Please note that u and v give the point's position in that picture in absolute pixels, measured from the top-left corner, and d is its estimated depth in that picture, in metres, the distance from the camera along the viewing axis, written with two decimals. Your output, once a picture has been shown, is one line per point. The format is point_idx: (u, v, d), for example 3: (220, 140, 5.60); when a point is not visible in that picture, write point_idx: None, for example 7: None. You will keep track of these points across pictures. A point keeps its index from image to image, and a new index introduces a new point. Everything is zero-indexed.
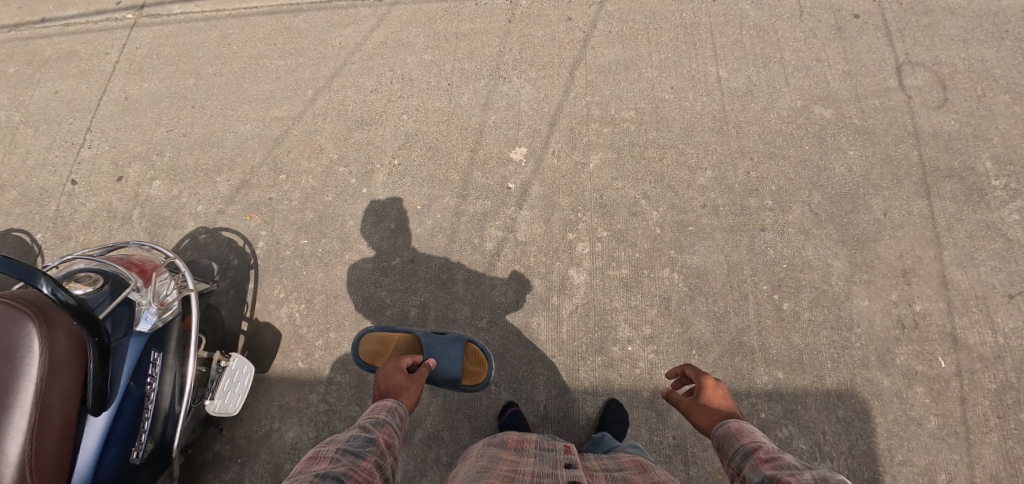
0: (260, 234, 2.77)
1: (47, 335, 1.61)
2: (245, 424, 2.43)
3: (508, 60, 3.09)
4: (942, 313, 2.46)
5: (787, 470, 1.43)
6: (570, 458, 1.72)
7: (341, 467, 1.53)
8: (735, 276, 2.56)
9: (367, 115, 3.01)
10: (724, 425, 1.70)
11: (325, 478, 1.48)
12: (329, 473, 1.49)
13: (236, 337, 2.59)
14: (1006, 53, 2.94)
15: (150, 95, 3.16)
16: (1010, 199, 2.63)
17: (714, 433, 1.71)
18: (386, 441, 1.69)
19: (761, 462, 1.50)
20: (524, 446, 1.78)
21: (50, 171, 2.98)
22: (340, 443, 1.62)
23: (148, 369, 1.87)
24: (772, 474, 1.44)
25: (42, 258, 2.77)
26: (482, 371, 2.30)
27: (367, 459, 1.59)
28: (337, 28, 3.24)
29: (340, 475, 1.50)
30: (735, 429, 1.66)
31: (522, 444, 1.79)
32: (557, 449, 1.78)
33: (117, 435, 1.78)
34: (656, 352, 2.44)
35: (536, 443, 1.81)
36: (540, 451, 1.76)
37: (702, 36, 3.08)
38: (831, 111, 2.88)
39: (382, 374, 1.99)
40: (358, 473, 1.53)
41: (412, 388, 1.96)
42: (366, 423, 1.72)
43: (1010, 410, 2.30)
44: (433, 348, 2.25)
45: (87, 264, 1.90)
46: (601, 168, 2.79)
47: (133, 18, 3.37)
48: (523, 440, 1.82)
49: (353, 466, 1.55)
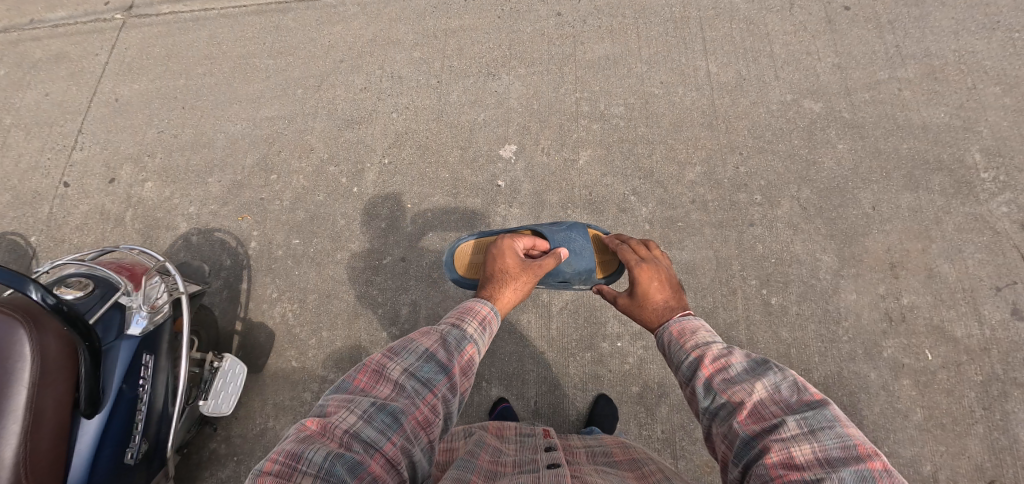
0: (252, 234, 2.79)
1: (38, 340, 1.61)
2: (240, 422, 2.46)
3: (497, 56, 3.09)
4: (929, 305, 2.48)
5: (737, 383, 1.49)
6: (548, 440, 1.78)
7: (403, 401, 1.52)
8: (724, 271, 2.57)
9: (357, 113, 3.01)
10: (665, 330, 1.76)
11: (382, 410, 1.48)
12: (388, 406, 1.49)
13: (229, 337, 2.61)
14: (997, 44, 2.93)
15: (141, 96, 3.17)
16: (999, 192, 2.64)
17: (657, 338, 1.77)
18: (461, 369, 1.66)
19: (710, 373, 1.55)
20: (504, 432, 1.85)
21: (42, 174, 2.99)
22: (406, 364, 1.59)
23: (140, 372, 1.88)
24: (724, 388, 1.50)
25: (35, 261, 2.79)
26: (611, 258, 2.38)
27: (434, 391, 1.57)
28: (326, 26, 3.25)
29: (398, 411, 1.49)
30: (677, 332, 1.71)
31: (502, 431, 1.86)
32: (537, 434, 1.85)
33: (111, 436, 1.79)
34: (645, 347, 2.46)
35: (516, 430, 1.88)
36: (520, 437, 1.83)
37: (691, 30, 3.08)
38: (820, 104, 2.87)
39: (495, 259, 2.10)
40: (420, 410, 1.53)
41: (518, 282, 2.03)
42: (447, 338, 1.69)
43: (996, 402, 2.32)
44: (561, 239, 2.30)
45: (78, 269, 1.91)
46: (591, 165, 2.80)
47: (122, 18, 3.38)
48: (503, 428, 1.89)
49: (415, 400, 1.54)
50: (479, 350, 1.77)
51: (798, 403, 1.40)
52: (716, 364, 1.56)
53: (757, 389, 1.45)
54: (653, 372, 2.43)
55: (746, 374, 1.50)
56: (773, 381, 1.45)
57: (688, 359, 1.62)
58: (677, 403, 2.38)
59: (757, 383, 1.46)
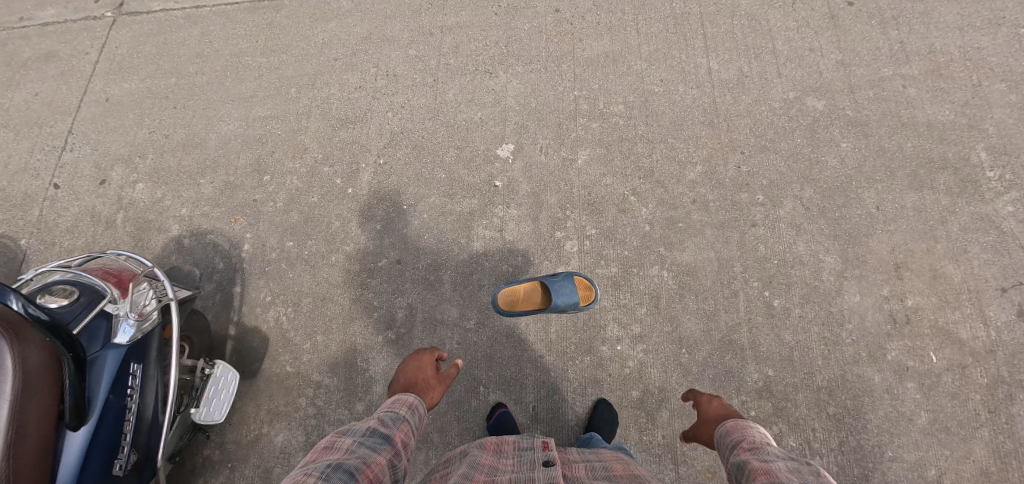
0: (245, 237, 2.74)
1: (19, 350, 1.55)
2: (234, 428, 2.42)
3: (495, 54, 3.04)
4: (934, 307, 2.44)
5: (762, 458, 1.52)
6: (547, 453, 1.72)
7: (355, 460, 1.50)
8: (726, 272, 2.53)
9: (352, 113, 2.96)
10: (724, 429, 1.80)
11: (337, 469, 1.45)
12: (342, 464, 1.46)
13: (222, 341, 2.56)
14: (1003, 40, 2.88)
15: (132, 96, 3.11)
16: (1005, 191, 2.59)
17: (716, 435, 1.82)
18: (403, 441, 1.67)
19: (743, 451, 1.59)
20: (503, 447, 1.79)
21: (32, 176, 2.94)
22: (354, 437, 1.58)
23: (127, 382, 1.83)
24: (749, 458, 1.54)
25: (24, 264, 2.74)
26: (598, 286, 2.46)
27: (381, 456, 1.56)
28: (320, 24, 3.19)
29: (353, 469, 1.46)
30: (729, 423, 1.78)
31: (501, 445, 1.80)
32: (536, 447, 1.77)
33: (98, 448, 1.74)
34: (645, 351, 2.42)
35: (515, 444, 1.81)
36: (518, 451, 1.76)
37: (692, 27, 3.02)
38: (823, 102, 2.82)
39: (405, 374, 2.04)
40: (372, 468, 1.50)
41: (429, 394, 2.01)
42: (383, 419, 1.71)
43: (1001, 405, 2.28)
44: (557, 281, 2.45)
45: (63, 276, 1.86)
46: (590, 164, 2.75)
47: (112, 16, 3.32)
48: (503, 441, 1.83)
49: (368, 459, 1.52)
50: (414, 434, 1.76)
51: (812, 479, 1.41)
52: (747, 446, 1.60)
53: (777, 462, 1.48)
54: (654, 376, 2.39)
55: (773, 454, 1.52)
56: (794, 461, 1.47)
57: (728, 439, 1.68)
58: (677, 408, 2.34)
59: (779, 460, 1.49)
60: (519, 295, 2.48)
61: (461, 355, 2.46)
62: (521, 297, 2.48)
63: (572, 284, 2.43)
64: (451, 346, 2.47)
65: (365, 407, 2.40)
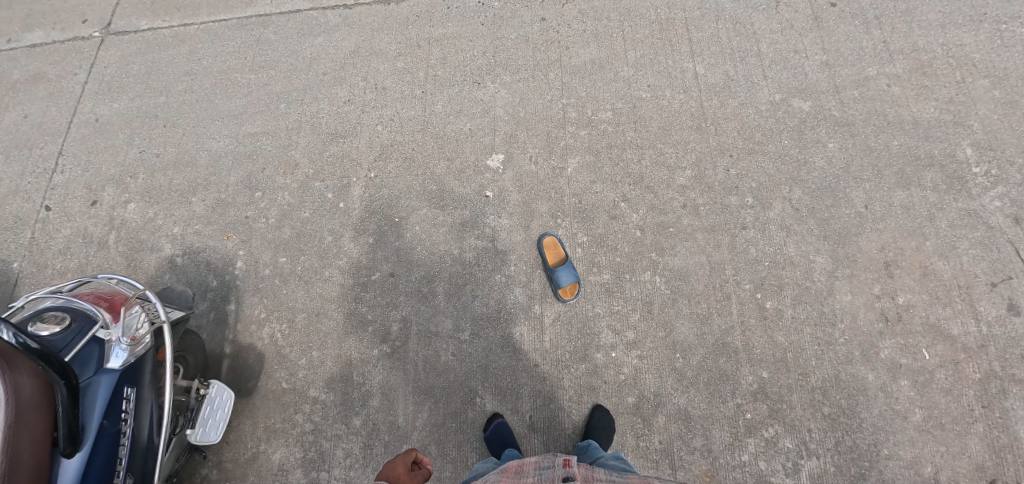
0: (238, 254, 2.74)
1: (12, 378, 1.54)
2: (231, 447, 2.41)
3: (482, 64, 3.05)
4: (925, 304, 2.45)
5: None
6: (565, 471, 1.71)
7: None
8: (717, 275, 2.54)
9: (341, 127, 2.97)
10: None
11: None
12: None
13: (218, 360, 2.56)
14: (985, 36, 2.91)
15: (121, 115, 3.11)
16: (991, 186, 2.61)
17: None
18: None
19: None
20: (523, 470, 1.82)
21: (23, 198, 2.93)
22: None
23: (121, 406, 1.83)
24: None
25: (16, 288, 2.72)
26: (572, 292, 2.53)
27: None
28: (307, 38, 3.21)
29: None
30: None
31: (522, 468, 1.84)
32: (555, 465, 1.78)
33: (93, 474, 1.72)
34: (640, 357, 2.43)
35: (536, 464, 1.84)
36: (538, 471, 1.79)
37: (677, 32, 3.05)
38: (809, 103, 2.85)
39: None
40: None
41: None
42: None
43: (995, 399, 2.30)
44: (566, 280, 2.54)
45: (55, 302, 1.88)
46: (580, 172, 2.76)
47: (100, 35, 3.33)
48: (524, 464, 1.86)
49: None
50: None
51: None
52: None
53: None
54: (649, 381, 2.39)
55: None
56: None
57: None
58: (673, 413, 2.34)
59: None
60: (553, 245, 2.60)
61: (456, 367, 2.46)
62: (554, 248, 2.60)
63: (571, 289, 2.53)
64: (446, 357, 2.47)
65: (362, 421, 2.41)
